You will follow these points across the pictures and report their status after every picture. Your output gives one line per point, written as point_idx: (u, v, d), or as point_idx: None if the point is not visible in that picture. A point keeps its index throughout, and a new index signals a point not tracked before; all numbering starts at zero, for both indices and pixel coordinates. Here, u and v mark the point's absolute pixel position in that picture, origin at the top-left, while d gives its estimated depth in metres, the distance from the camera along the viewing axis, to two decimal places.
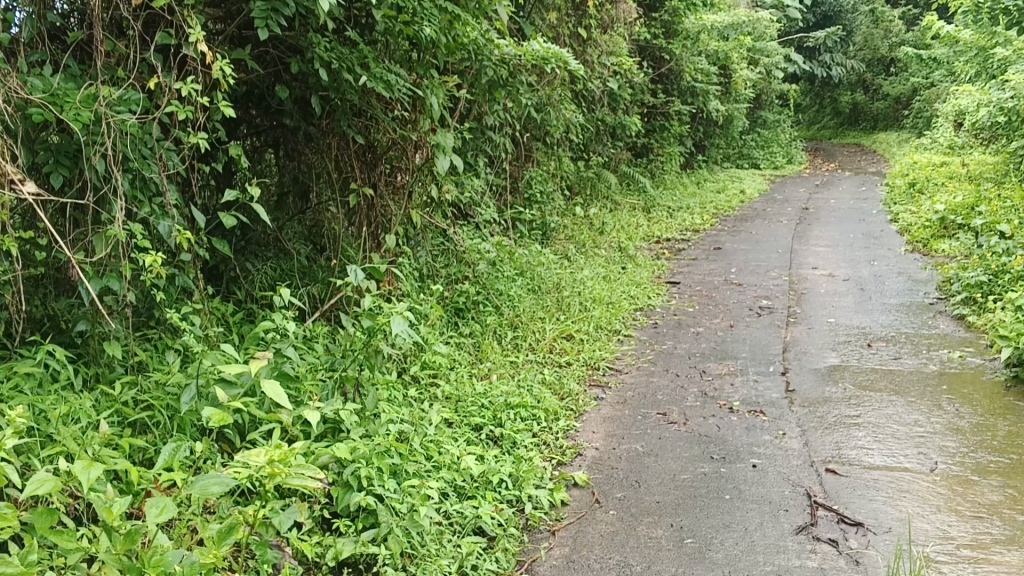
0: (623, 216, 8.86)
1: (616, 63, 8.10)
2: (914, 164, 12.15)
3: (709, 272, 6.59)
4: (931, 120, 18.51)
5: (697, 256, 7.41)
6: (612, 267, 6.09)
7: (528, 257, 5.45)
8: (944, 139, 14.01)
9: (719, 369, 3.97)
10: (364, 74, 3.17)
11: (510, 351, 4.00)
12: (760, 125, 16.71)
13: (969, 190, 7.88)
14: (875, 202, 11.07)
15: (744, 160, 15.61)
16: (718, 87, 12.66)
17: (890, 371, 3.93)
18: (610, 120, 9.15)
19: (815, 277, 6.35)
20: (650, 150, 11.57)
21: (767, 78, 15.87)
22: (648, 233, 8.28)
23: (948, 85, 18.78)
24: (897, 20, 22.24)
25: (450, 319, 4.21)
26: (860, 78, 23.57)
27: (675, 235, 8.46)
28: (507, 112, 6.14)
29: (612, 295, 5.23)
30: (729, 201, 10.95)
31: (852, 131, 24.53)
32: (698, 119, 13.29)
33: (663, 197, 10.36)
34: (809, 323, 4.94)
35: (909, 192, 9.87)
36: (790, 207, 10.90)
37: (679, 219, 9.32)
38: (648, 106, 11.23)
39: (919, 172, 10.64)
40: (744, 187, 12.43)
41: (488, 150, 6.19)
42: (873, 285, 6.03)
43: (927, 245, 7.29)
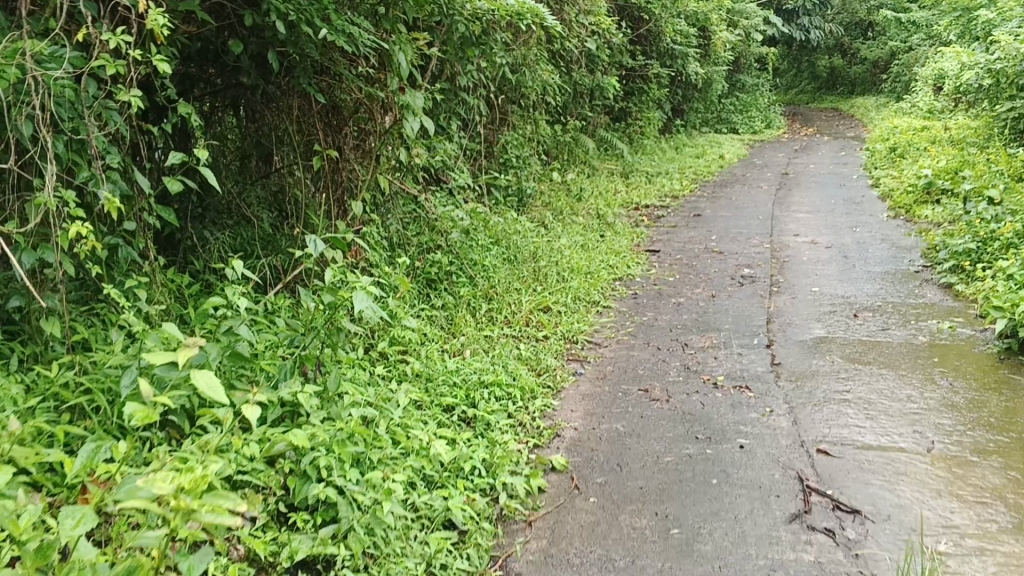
0: (601, 182, 8.68)
1: (594, 23, 7.86)
2: (894, 128, 12.03)
3: (689, 240, 6.43)
4: (910, 85, 18.39)
5: (677, 223, 7.25)
6: (590, 235, 5.92)
7: (504, 224, 5.26)
8: (923, 103, 13.89)
9: (702, 341, 3.81)
10: (325, 29, 2.95)
11: (485, 325, 3.82)
12: (739, 89, 16.53)
13: (953, 155, 7.75)
14: (854, 167, 10.94)
15: (722, 124, 15.44)
16: (696, 50, 12.44)
17: (878, 343, 3.79)
18: (587, 82, 8.94)
19: (796, 244, 6.20)
20: (628, 114, 11.36)
21: (746, 41, 15.66)
22: (626, 199, 8.10)
23: (927, 48, 18.65)
24: None
25: (422, 291, 4.03)
26: (838, 42, 23.39)
27: (654, 201, 8.28)
28: (481, 73, 5.91)
29: (590, 264, 5.06)
30: (708, 167, 10.78)
31: (830, 95, 24.40)
32: (677, 83, 13.08)
33: (641, 163, 10.17)
34: (793, 292, 4.79)
35: (890, 157, 9.74)
36: (769, 172, 10.76)
37: (658, 185, 9.15)
38: (626, 69, 11.00)
39: (900, 137, 10.51)
40: (723, 152, 12.26)
41: (461, 113, 5.97)
42: (856, 253, 5.89)
43: (911, 211, 7.17)
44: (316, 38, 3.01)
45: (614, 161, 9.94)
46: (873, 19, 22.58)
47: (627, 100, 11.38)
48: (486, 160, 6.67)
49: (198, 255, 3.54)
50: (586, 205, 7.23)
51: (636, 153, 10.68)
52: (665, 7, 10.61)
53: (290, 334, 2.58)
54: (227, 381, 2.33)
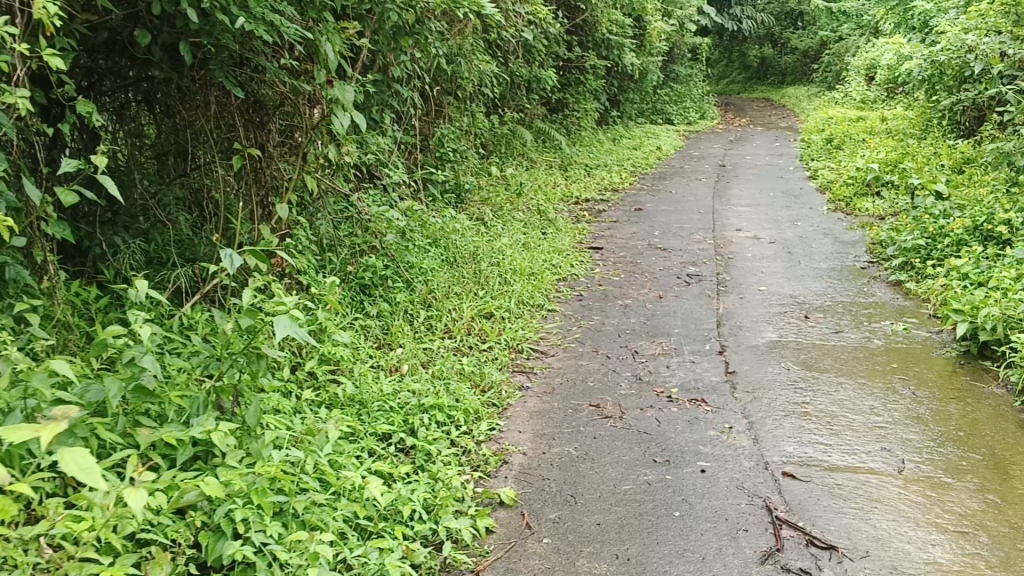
0: (539, 176, 8.48)
1: (531, 11, 7.63)
2: (829, 118, 12.06)
3: (632, 236, 6.26)
4: (841, 75, 18.58)
5: (618, 218, 7.08)
6: (531, 233, 5.71)
7: (441, 224, 5.02)
8: (855, 94, 14.00)
9: (652, 348, 3.62)
10: (243, 17, 2.67)
11: (424, 335, 3.59)
12: (674, 79, 16.50)
13: (891, 147, 7.73)
14: (791, 158, 10.92)
15: (658, 115, 15.37)
16: (632, 40, 12.31)
17: (834, 347, 3.65)
18: (525, 73, 8.72)
19: (740, 240, 6.07)
20: (565, 105, 11.18)
21: (681, 31, 15.61)
22: (566, 193, 7.91)
23: (857, 38, 18.86)
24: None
25: (356, 299, 3.77)
26: (769, 32, 23.57)
27: (593, 195, 8.11)
28: (415, 64, 5.64)
29: (533, 265, 4.85)
30: (646, 158, 10.66)
31: (761, 85, 24.61)
32: (613, 73, 12.93)
33: (580, 156, 10.00)
34: (741, 291, 4.64)
35: (827, 148, 9.74)
36: (707, 164, 10.68)
37: (597, 178, 8.98)
38: (563, 59, 10.80)
39: (836, 128, 10.52)
40: (660, 143, 12.16)
41: (395, 107, 5.70)
42: (801, 248, 5.79)
43: (852, 204, 7.11)
44: (235, 28, 2.73)
45: (552, 153, 9.76)
46: (804, 9, 22.80)
47: (564, 91, 11.20)
48: (421, 155, 6.42)
49: (107, 264, 3.23)
50: (526, 200, 7.02)
51: (573, 145, 10.51)
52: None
53: (207, 358, 2.31)
54: (134, 417, 2.05)
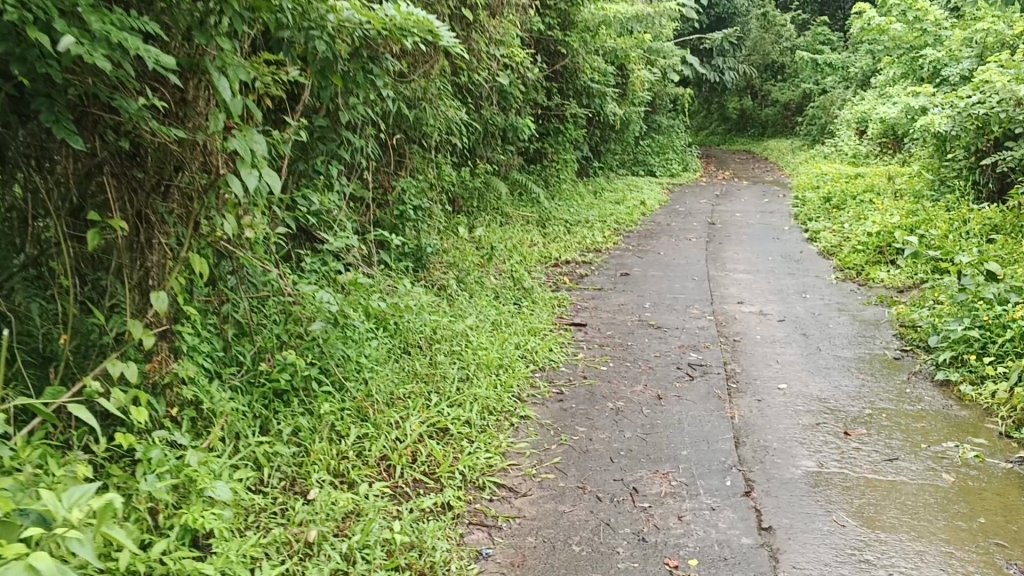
0: (512, 235, 7.65)
1: (506, 53, 6.86)
2: (823, 173, 11.39)
3: (618, 308, 5.41)
4: (827, 129, 18.08)
5: (602, 285, 6.23)
6: (503, 307, 4.84)
7: (390, 302, 4.15)
8: (846, 149, 13.38)
9: (657, 484, 2.73)
10: (77, 35, 1.83)
11: (352, 466, 2.71)
12: (656, 131, 15.83)
13: (904, 210, 6.98)
14: (784, 215, 10.19)
15: (639, 167, 14.67)
16: (614, 88, 11.60)
17: (894, 487, 2.79)
18: (499, 121, 7.93)
19: (745, 316, 5.24)
20: (542, 155, 10.40)
21: (663, 81, 14.96)
22: (541, 254, 7.07)
23: (843, 93, 18.37)
24: (788, 25, 21.87)
25: (266, 412, 2.89)
26: (749, 84, 23.22)
27: (573, 256, 7.27)
28: (368, 108, 4.80)
29: (503, 352, 3.97)
30: (630, 214, 9.87)
31: (740, 137, 24.21)
32: (594, 122, 12.19)
33: (558, 211, 9.20)
34: (758, 391, 3.78)
35: (825, 206, 9.00)
36: (695, 220, 9.92)
37: (577, 236, 8.16)
38: (541, 107, 10.04)
39: (832, 185, 9.80)
40: (643, 197, 11.41)
41: (344, 157, 4.86)
42: (816, 328, 4.95)
43: (864, 273, 6.33)
44: (65, 52, 1.86)
45: (528, 209, 8.95)
46: (786, 61, 22.38)
47: (541, 141, 10.42)
48: (376, 211, 5.57)
49: None
50: (496, 264, 6.17)
51: (551, 200, 9.71)
52: (584, 40, 9.71)
53: None
54: None
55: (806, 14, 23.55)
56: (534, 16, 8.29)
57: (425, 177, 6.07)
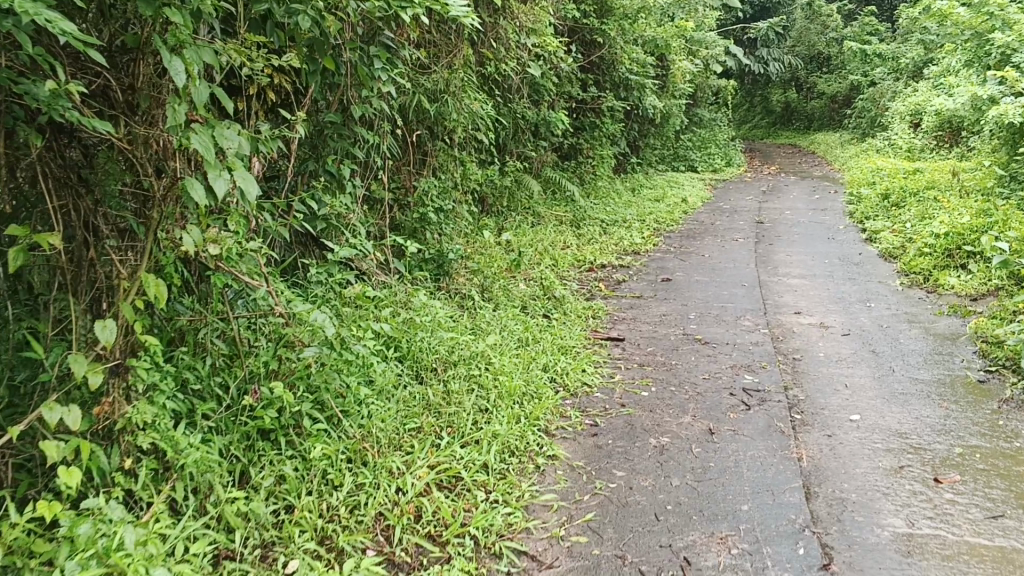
0: (545, 238, 7.17)
1: (538, 42, 6.39)
2: (876, 168, 10.78)
3: (661, 320, 4.91)
4: (877, 123, 17.37)
5: (642, 292, 5.74)
6: (532, 320, 4.38)
7: (404, 320, 3.70)
8: (900, 142, 12.69)
9: (712, 554, 2.25)
10: None
11: (343, 527, 2.26)
12: (698, 125, 15.24)
13: (973, 210, 6.40)
14: (836, 213, 9.60)
15: (680, 163, 14.10)
16: (654, 80, 11.05)
17: (1003, 555, 2.28)
18: (531, 115, 7.46)
19: (803, 330, 4.72)
20: (578, 151, 9.90)
21: (705, 72, 14.36)
22: (575, 258, 6.59)
23: (893, 84, 17.62)
24: (835, 15, 21.10)
25: (247, 458, 2.45)
26: (793, 76, 22.51)
27: (610, 259, 6.78)
28: (382, 101, 4.36)
29: (529, 375, 3.51)
30: (671, 213, 9.35)
31: (784, 131, 23.51)
32: (633, 117, 11.68)
33: (595, 210, 8.70)
34: (825, 426, 3.27)
35: (882, 204, 8.40)
36: (740, 219, 9.37)
37: (615, 237, 7.67)
38: (577, 101, 9.55)
39: (888, 181, 9.19)
40: (685, 194, 10.88)
41: (356, 154, 4.42)
42: (885, 345, 4.41)
43: (931, 279, 5.77)
44: None
45: (563, 209, 8.48)
46: (832, 52, 21.60)
47: (577, 136, 9.93)
48: (395, 214, 5.13)
49: None
50: (526, 271, 5.70)
51: (587, 198, 9.22)
52: (623, 29, 9.19)
53: None
54: None
55: (854, 3, 22.74)
56: (568, 3, 7.80)
57: (450, 177, 5.62)
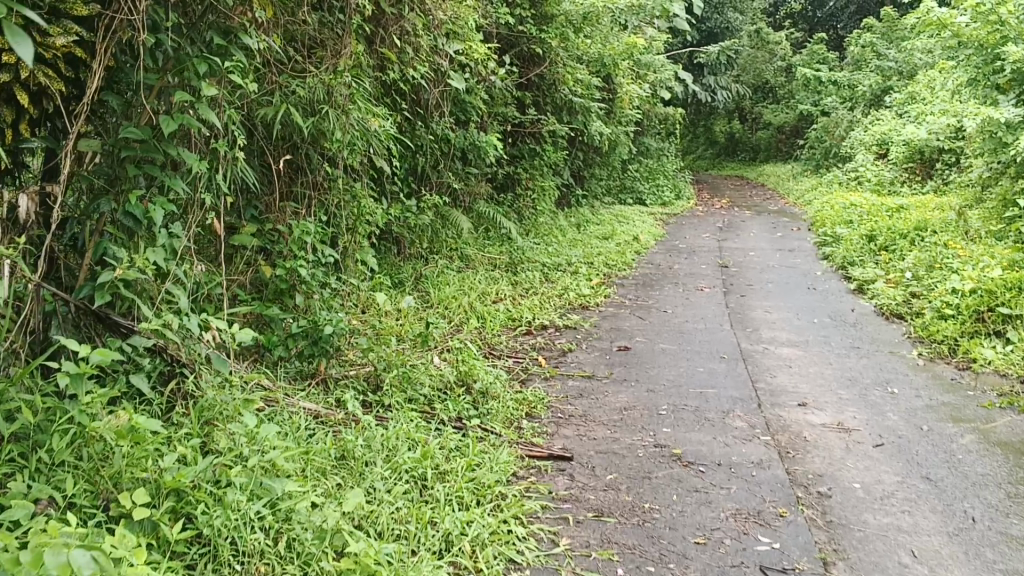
0: (471, 289, 5.79)
1: (459, 47, 5.05)
2: (848, 203, 9.65)
3: (622, 418, 3.52)
4: (832, 153, 16.41)
5: (593, 367, 4.37)
6: (436, 433, 2.98)
7: (216, 464, 2.29)
8: (867, 175, 11.65)
9: None
10: None
11: None
12: (646, 154, 14.00)
13: (1000, 261, 5.20)
14: (807, 253, 8.39)
15: (627, 195, 12.85)
16: (600, 104, 9.80)
17: None
18: (456, 139, 6.11)
19: (818, 437, 3.38)
20: (514, 181, 8.57)
21: (654, 97, 13.20)
22: (507, 318, 5.21)
23: (848, 112, 16.71)
24: (784, 43, 20.26)
25: None
26: (739, 106, 21.60)
27: (551, 315, 5.41)
28: (210, 108, 2.96)
29: (415, 568, 2.10)
30: (622, 253, 8.04)
31: (730, 163, 22.58)
32: (576, 144, 10.38)
33: (534, 252, 7.36)
34: None
35: (868, 246, 7.20)
36: (700, 260, 8.11)
37: (557, 286, 6.31)
38: (513, 124, 8.23)
39: (870, 219, 8.03)
40: (635, 231, 9.60)
41: (175, 188, 2.99)
42: (941, 466, 3.10)
43: (960, 350, 4.52)
44: None
45: (496, 251, 7.13)
46: (781, 82, 20.74)
47: (513, 164, 8.60)
48: (257, 269, 3.70)
49: None
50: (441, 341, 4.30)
51: (525, 238, 7.88)
52: (566, 42, 7.91)
53: None
54: None
55: (801, 32, 21.97)
56: (502, 6, 6.50)
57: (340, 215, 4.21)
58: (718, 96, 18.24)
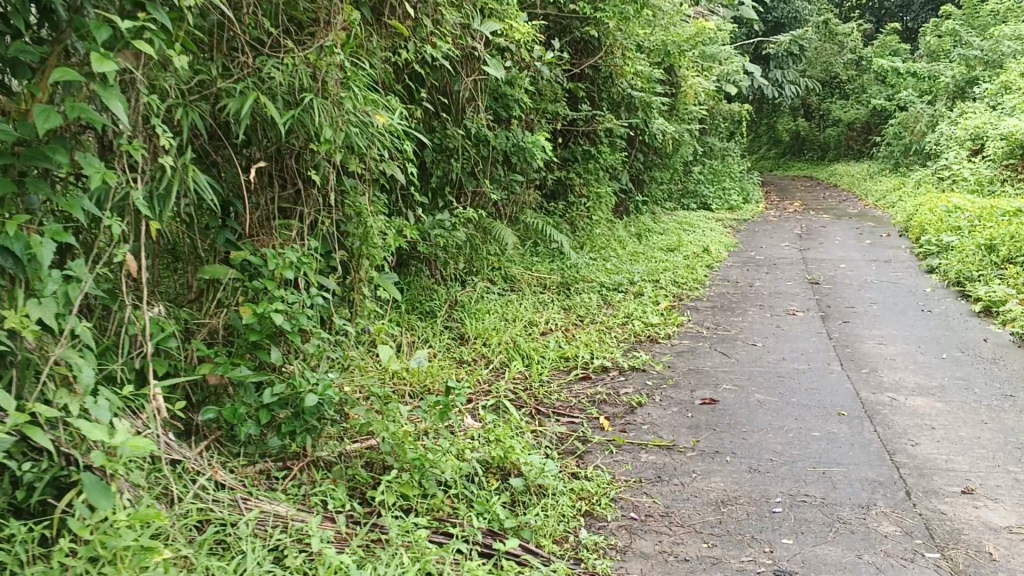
0: (517, 321, 4.86)
1: (499, 25, 4.12)
2: (947, 205, 8.51)
3: (721, 522, 2.52)
4: (912, 151, 15.15)
5: (669, 429, 3.37)
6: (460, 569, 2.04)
7: None
8: (962, 173, 10.47)
9: None
10: None
11: None
12: (709, 154, 12.93)
13: None
14: (907, 264, 7.29)
15: (690, 199, 11.80)
16: (663, 99, 8.80)
17: None
18: (497, 140, 5.18)
19: (1008, 553, 2.36)
20: (567, 187, 7.62)
21: (719, 92, 12.13)
22: (558, 357, 4.27)
23: (929, 106, 15.43)
24: (854, 34, 18.96)
25: None
26: (803, 102, 20.40)
27: (613, 351, 4.45)
28: (118, 91, 2.03)
29: None
30: (692, 268, 7.02)
31: (795, 163, 21.36)
32: (635, 145, 9.37)
33: (590, 269, 6.41)
34: None
35: (986, 258, 6.11)
36: (784, 275, 7.04)
37: (620, 312, 5.33)
38: (565, 122, 7.27)
39: (982, 224, 6.91)
40: (702, 240, 8.57)
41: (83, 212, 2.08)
42: None
43: None
44: None
45: (546, 269, 6.19)
46: (850, 75, 19.45)
47: (566, 167, 7.66)
48: (226, 314, 2.78)
49: None
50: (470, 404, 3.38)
51: (580, 253, 6.93)
52: (625, 27, 6.94)
53: None
54: None
55: (870, 23, 20.67)
56: None
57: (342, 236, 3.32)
58: (785, 91, 17.04)
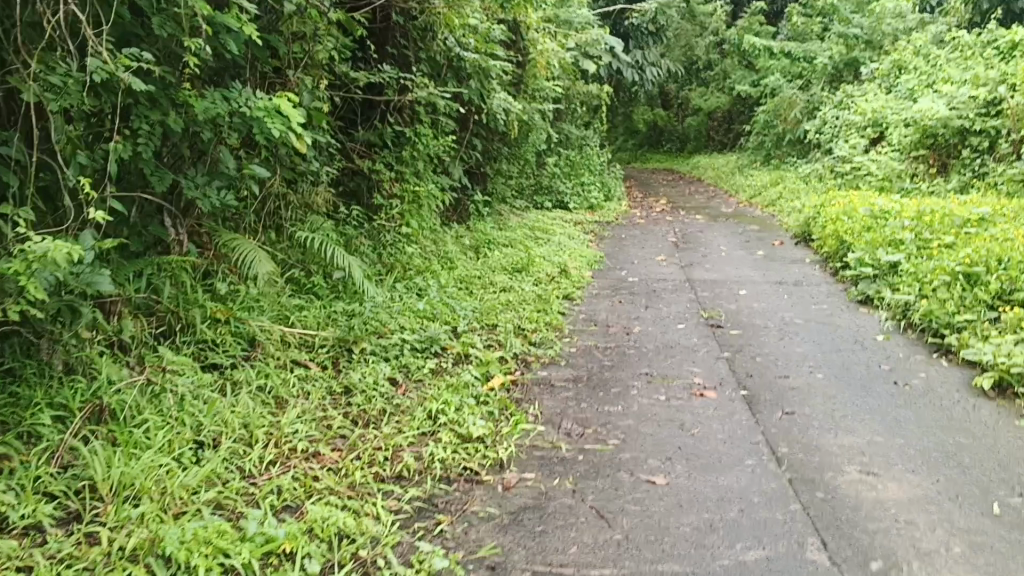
0: (216, 449, 2.57)
1: None
2: (863, 206, 6.73)
3: None
4: (786, 141, 13.61)
5: None
6: None
7: None
8: (861, 165, 8.81)
9: None
10: None
11: None
12: (565, 144, 10.83)
13: None
14: (831, 290, 5.36)
15: (543, 197, 9.68)
16: (505, 65, 6.63)
17: None
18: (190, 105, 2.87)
19: None
20: (371, 183, 5.35)
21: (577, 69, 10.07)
22: (258, 561, 2.01)
23: (803, 91, 13.90)
24: (717, 14, 17.35)
25: None
26: (662, 86, 18.75)
27: (385, 524, 2.22)
28: None
29: None
30: (544, 300, 4.87)
31: (654, 154, 19.73)
32: (471, 127, 7.16)
33: (392, 312, 4.16)
34: None
35: (966, 291, 4.22)
36: (674, 310, 4.98)
37: (423, 403, 3.10)
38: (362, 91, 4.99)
39: (936, 238, 5.07)
40: (559, 253, 6.47)
41: None
42: None
43: None
44: None
45: (317, 316, 3.91)
46: (712, 59, 17.88)
47: (368, 155, 5.37)
48: None
49: None
50: None
51: (382, 284, 4.67)
52: None
53: None
54: None
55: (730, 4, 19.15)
56: None
57: None
58: (647, 74, 15.20)
